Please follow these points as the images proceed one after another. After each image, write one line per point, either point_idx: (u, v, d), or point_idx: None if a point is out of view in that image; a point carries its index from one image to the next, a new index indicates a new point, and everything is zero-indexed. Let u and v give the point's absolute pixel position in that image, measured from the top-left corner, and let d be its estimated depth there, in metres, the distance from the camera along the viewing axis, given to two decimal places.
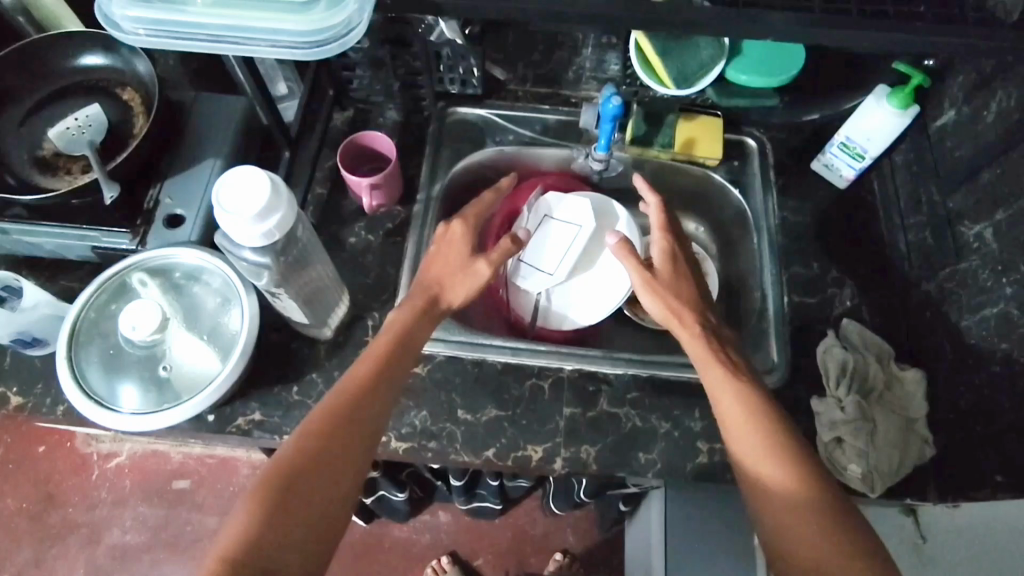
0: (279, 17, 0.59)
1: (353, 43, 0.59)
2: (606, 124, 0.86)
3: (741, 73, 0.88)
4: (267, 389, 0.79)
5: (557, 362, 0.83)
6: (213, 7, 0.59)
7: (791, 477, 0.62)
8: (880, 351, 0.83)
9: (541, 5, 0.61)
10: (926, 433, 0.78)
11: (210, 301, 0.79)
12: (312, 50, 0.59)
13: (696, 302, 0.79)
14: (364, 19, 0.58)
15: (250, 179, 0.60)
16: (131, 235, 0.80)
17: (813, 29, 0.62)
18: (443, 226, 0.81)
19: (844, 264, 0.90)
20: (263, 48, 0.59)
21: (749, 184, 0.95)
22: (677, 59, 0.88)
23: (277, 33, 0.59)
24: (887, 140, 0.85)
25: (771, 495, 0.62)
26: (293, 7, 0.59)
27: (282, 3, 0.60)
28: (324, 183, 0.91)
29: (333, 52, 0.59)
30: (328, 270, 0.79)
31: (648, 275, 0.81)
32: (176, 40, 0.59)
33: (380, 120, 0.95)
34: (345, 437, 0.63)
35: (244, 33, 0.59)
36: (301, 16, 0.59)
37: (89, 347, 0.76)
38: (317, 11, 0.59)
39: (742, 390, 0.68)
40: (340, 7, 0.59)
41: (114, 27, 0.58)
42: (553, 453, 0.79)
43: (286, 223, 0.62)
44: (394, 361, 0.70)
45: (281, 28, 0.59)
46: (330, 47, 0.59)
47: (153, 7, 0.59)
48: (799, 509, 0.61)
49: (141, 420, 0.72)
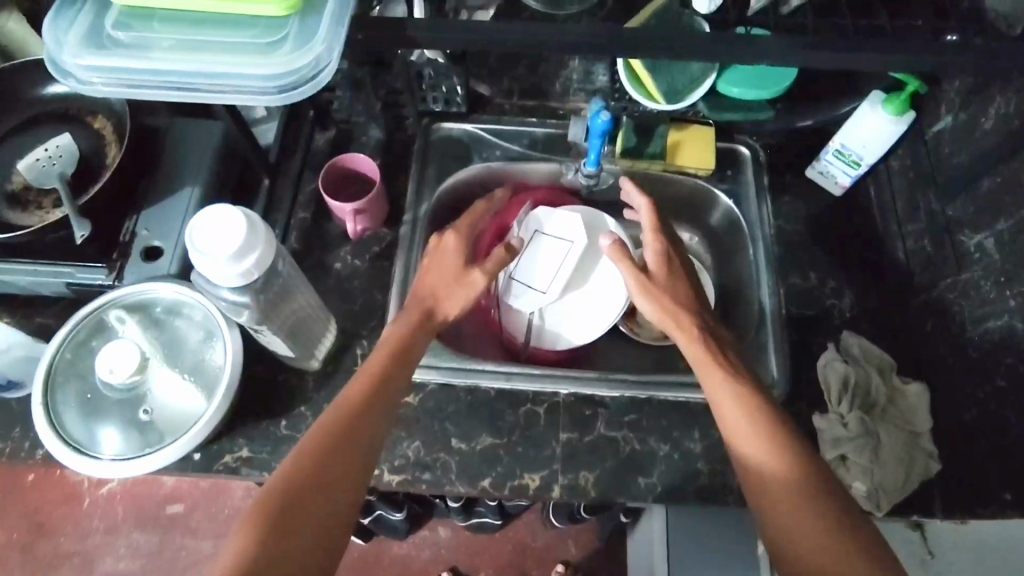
0: (245, 59, 0.56)
1: (325, 84, 0.56)
2: (595, 139, 0.84)
3: (732, 85, 0.87)
4: (253, 425, 0.77)
5: (552, 387, 0.81)
6: (175, 51, 0.56)
7: (793, 477, 0.60)
8: (884, 363, 0.81)
9: (526, 34, 0.60)
10: (932, 448, 0.76)
11: (192, 336, 0.76)
12: (283, 95, 0.56)
13: (691, 303, 0.77)
14: (334, 59, 0.56)
15: (225, 218, 0.57)
16: (108, 270, 0.77)
17: (806, 52, 0.60)
18: (435, 239, 0.79)
19: (842, 274, 0.88)
20: (232, 94, 0.57)
21: (743, 194, 0.93)
22: (667, 74, 0.87)
23: (244, 77, 0.56)
24: (882, 147, 0.84)
25: (771, 496, 0.60)
26: (257, 47, 0.57)
27: (245, 44, 0.57)
28: (307, 207, 0.88)
29: (305, 94, 0.57)
30: (312, 298, 0.76)
31: (644, 277, 0.79)
32: (139, 88, 0.56)
33: (363, 139, 0.92)
34: (345, 452, 0.61)
35: (211, 78, 0.56)
36: (268, 57, 0.56)
37: (67, 389, 0.73)
38: (285, 51, 0.56)
39: (745, 393, 0.66)
40: (309, 47, 0.56)
41: (71, 78, 0.56)
42: (550, 480, 0.77)
43: (264, 260, 0.59)
44: (396, 374, 0.68)
45: (249, 71, 0.56)
46: (302, 89, 0.56)
47: (109, 55, 0.56)
48: (803, 510, 0.58)
49: (123, 467, 0.69)
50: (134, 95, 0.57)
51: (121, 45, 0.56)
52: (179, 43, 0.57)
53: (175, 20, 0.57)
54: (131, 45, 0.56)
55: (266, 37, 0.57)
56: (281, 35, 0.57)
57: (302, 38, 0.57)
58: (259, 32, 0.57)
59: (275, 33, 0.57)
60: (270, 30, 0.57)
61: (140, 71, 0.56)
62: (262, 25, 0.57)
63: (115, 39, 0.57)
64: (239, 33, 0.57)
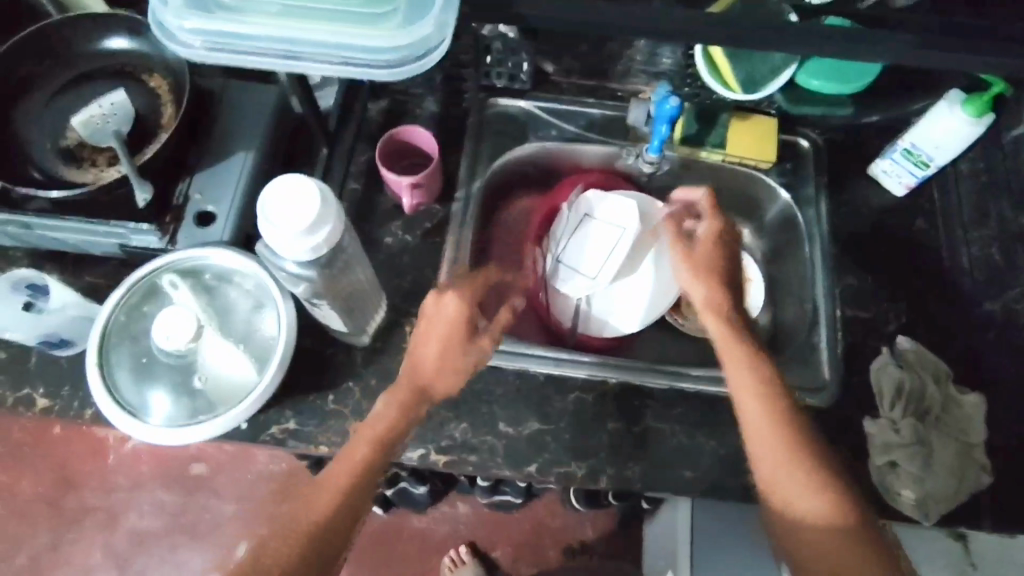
0: (352, 32, 0.58)
1: (431, 65, 0.58)
2: (661, 126, 0.82)
3: (812, 78, 0.88)
4: (302, 397, 0.77)
5: (601, 374, 0.80)
6: (282, 16, 0.58)
7: (814, 489, 0.61)
8: (941, 371, 0.79)
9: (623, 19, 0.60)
10: (984, 459, 0.76)
11: (243, 305, 0.76)
12: (387, 71, 0.58)
13: (731, 282, 0.73)
14: (444, 39, 0.58)
15: (296, 189, 0.55)
16: (160, 234, 0.76)
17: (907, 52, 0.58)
18: (435, 299, 0.67)
19: (903, 278, 0.85)
20: (336, 65, 0.58)
21: (804, 190, 0.90)
22: (746, 62, 0.86)
23: (347, 50, 0.58)
24: (956, 148, 0.81)
25: (792, 504, 0.61)
26: (363, 20, 0.58)
27: (350, 17, 0.58)
28: (358, 178, 0.87)
29: (409, 72, 0.59)
30: (367, 274, 0.75)
31: (687, 255, 0.75)
32: (242, 52, 0.58)
33: (417, 111, 0.90)
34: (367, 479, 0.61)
35: (316, 47, 0.58)
36: (376, 31, 0.58)
37: (120, 352, 0.72)
38: (392, 27, 0.58)
39: (769, 391, 0.65)
40: (416, 26, 0.58)
41: (173, 39, 0.58)
42: (596, 470, 0.76)
43: (335, 236, 0.57)
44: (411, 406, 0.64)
45: (355, 43, 0.58)
46: (407, 66, 0.58)
47: (216, 18, 0.58)
48: (824, 518, 0.60)
49: (176, 433, 0.69)
50: (236, 60, 0.58)
51: (225, 9, 0.58)
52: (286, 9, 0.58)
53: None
54: (235, 10, 0.58)
55: (373, 10, 0.59)
56: (388, 9, 0.59)
57: (409, 13, 0.58)
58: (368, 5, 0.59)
59: (382, 6, 0.59)
60: (377, 4, 0.59)
61: (246, 34, 0.58)
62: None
63: (220, 4, 0.58)
64: (347, 4, 0.59)
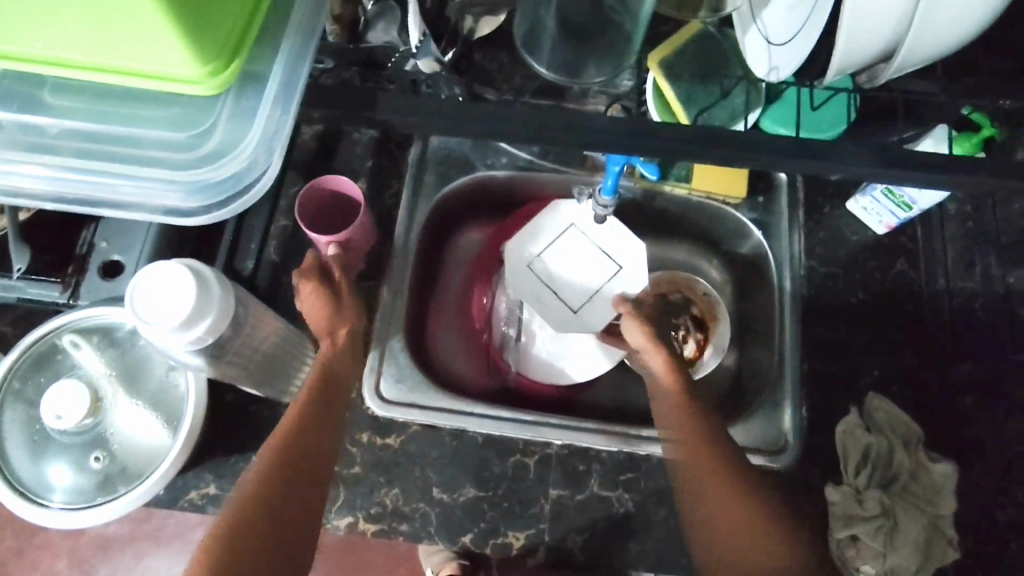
0: (158, 166, 0.47)
1: (264, 194, 0.49)
2: (614, 166, 0.72)
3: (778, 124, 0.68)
4: (222, 458, 0.72)
5: (544, 437, 0.75)
6: (74, 144, 0.47)
7: (729, 493, 0.57)
8: (908, 436, 0.74)
9: None
10: (952, 534, 0.70)
11: (151, 365, 0.70)
12: (205, 212, 0.49)
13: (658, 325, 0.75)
14: (273, 162, 0.47)
15: (169, 276, 0.52)
16: (62, 287, 0.70)
17: (893, 153, 0.48)
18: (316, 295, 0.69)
19: (876, 330, 0.78)
20: (152, 202, 0.49)
21: (774, 225, 0.83)
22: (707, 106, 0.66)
23: (155, 190, 0.48)
24: (940, 194, 0.72)
25: (724, 531, 0.57)
26: (171, 145, 0.47)
27: (154, 142, 0.47)
28: (289, 214, 0.80)
29: (238, 208, 0.49)
30: (271, 333, 0.69)
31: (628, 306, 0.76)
32: (45, 193, 0.49)
33: (355, 136, 0.82)
34: (296, 474, 0.55)
35: (115, 188, 0.48)
36: (187, 164, 0.47)
37: (13, 427, 0.67)
38: (210, 149, 0.47)
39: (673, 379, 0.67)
40: (234, 152, 0.46)
41: None
42: (536, 540, 0.71)
43: (216, 328, 0.54)
44: (326, 411, 0.61)
45: (168, 175, 0.47)
46: (235, 199, 0.49)
47: None
48: (745, 524, 0.56)
49: (74, 517, 0.64)
50: (35, 201, 0.49)
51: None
52: (69, 133, 0.47)
53: (73, 100, 0.46)
54: (15, 137, 0.47)
55: (188, 122, 0.47)
56: (208, 119, 0.47)
57: (233, 124, 0.47)
58: (181, 120, 0.47)
59: (198, 118, 0.47)
60: (191, 114, 0.47)
61: (43, 173, 0.48)
62: (181, 104, 0.47)
63: None
64: (150, 123, 0.47)
